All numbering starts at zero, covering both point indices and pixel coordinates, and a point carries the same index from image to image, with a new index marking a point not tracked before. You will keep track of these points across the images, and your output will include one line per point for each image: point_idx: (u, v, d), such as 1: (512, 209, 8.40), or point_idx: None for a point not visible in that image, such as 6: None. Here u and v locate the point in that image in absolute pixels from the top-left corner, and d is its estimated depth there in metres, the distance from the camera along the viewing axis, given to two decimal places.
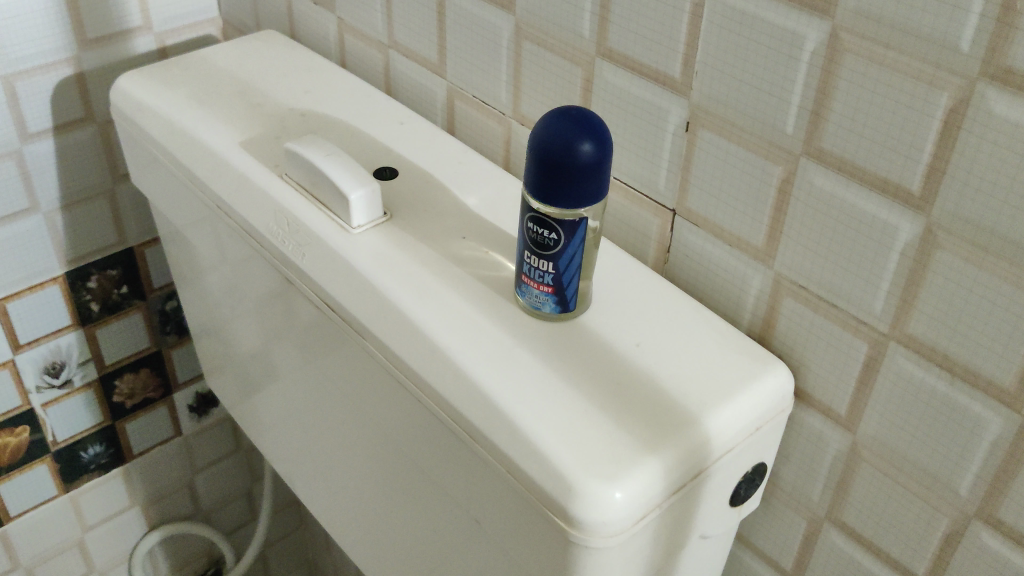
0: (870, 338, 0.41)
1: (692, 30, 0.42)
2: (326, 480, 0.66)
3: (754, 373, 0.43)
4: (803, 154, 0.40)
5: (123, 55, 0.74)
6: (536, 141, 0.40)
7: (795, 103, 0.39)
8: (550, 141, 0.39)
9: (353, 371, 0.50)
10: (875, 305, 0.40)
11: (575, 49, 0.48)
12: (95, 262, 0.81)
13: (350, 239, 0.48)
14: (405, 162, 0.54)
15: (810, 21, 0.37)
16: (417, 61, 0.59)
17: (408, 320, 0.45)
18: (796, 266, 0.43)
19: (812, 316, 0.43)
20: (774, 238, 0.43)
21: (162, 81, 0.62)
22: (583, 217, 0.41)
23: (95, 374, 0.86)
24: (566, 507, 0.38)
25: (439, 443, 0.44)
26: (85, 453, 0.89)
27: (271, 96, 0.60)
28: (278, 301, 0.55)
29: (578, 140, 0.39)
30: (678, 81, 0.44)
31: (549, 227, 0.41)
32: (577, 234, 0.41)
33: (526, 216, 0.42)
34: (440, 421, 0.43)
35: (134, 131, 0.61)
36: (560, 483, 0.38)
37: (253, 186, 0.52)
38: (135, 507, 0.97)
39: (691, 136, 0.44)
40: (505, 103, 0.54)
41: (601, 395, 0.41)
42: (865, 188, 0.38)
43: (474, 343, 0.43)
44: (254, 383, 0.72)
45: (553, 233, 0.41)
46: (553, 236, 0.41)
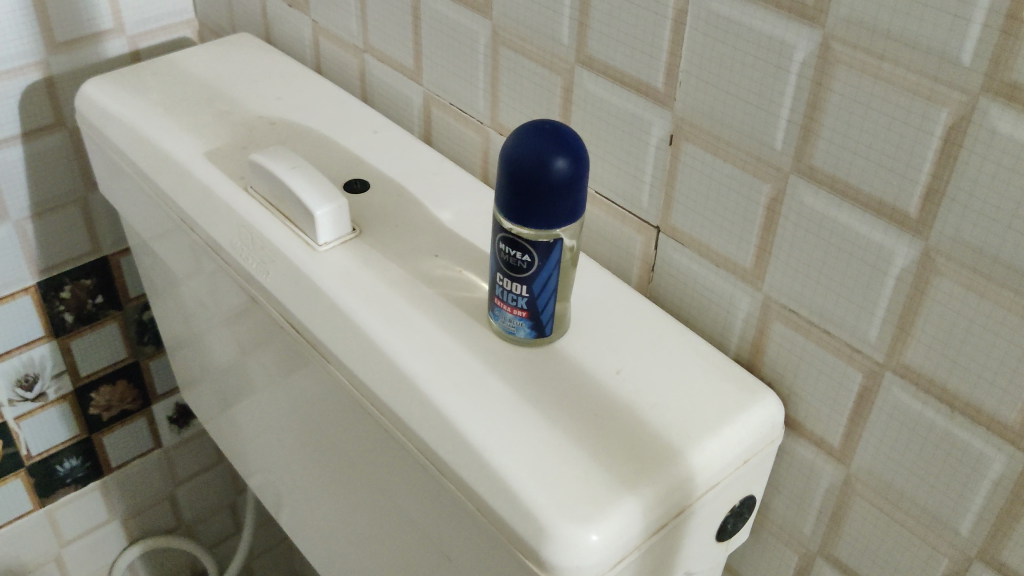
0: (865, 367, 0.39)
1: (674, 38, 0.39)
2: (301, 502, 0.64)
3: (741, 403, 0.41)
4: (792, 172, 0.37)
5: (94, 58, 0.71)
6: (506, 156, 0.37)
7: (783, 117, 0.36)
8: (522, 157, 0.36)
9: (321, 395, 0.47)
10: (869, 333, 0.38)
11: (554, 56, 0.45)
12: (68, 271, 0.78)
13: (316, 257, 0.46)
14: (377, 174, 0.51)
15: (799, 30, 0.34)
16: (393, 67, 0.56)
17: (375, 345, 0.42)
18: (786, 289, 0.40)
19: (803, 342, 0.41)
20: (762, 259, 0.40)
21: (128, 87, 0.59)
22: (558, 238, 0.38)
23: (70, 386, 0.84)
24: (538, 551, 0.35)
25: (408, 474, 0.42)
26: (61, 467, 0.87)
27: (240, 103, 0.57)
28: (245, 319, 0.53)
29: (551, 156, 0.36)
30: (661, 92, 0.41)
31: (522, 248, 0.39)
32: (552, 256, 0.39)
33: (498, 236, 0.39)
34: (408, 453, 0.41)
35: (98, 139, 0.58)
36: (533, 525, 0.35)
37: (216, 200, 0.50)
38: (114, 521, 0.95)
39: (675, 150, 0.42)
40: (483, 112, 0.51)
41: (578, 428, 0.39)
42: (858, 209, 0.36)
43: (444, 371, 0.41)
44: (227, 400, 0.69)
45: (527, 254, 0.39)
46: (526, 257, 0.39)
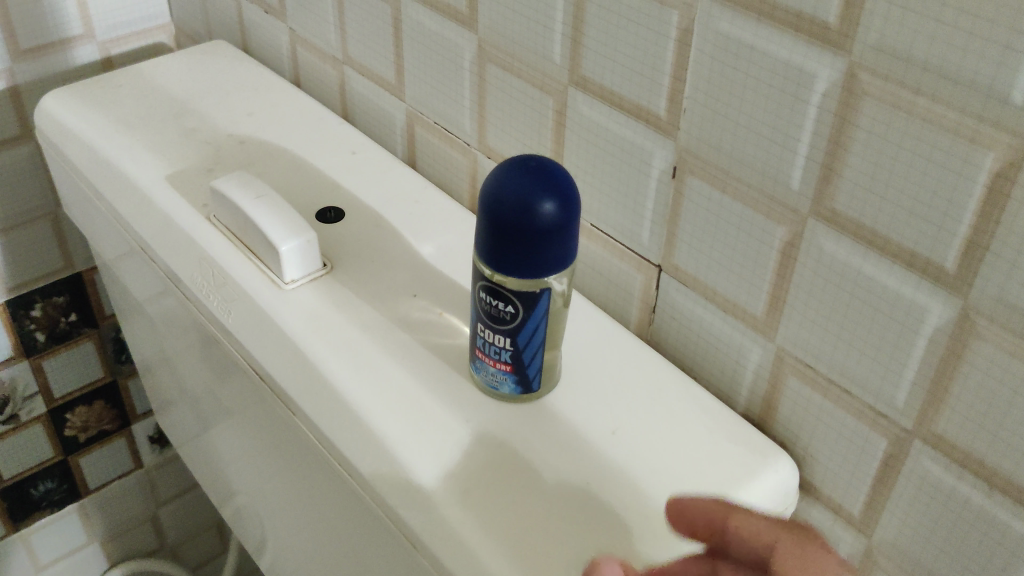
0: (890, 433, 0.34)
1: (678, 60, 0.35)
2: (276, 545, 0.59)
3: (751, 468, 0.36)
4: (811, 214, 0.33)
5: (63, 65, 0.67)
6: (485, 198, 0.32)
7: (801, 154, 0.32)
8: (501, 200, 0.31)
9: (289, 447, 0.43)
10: (896, 397, 0.33)
11: (545, 76, 0.41)
12: (39, 289, 0.74)
13: (281, 296, 0.42)
14: (353, 200, 0.47)
15: (821, 57, 0.30)
16: (374, 80, 0.52)
17: (344, 400, 0.38)
18: (802, 342, 0.36)
19: (821, 401, 0.36)
20: (775, 309, 0.36)
21: (90, 100, 0.55)
22: (546, 287, 0.34)
23: (44, 408, 0.80)
24: None
25: (380, 545, 0.38)
26: (36, 490, 0.83)
27: (209, 120, 0.53)
28: (211, 355, 0.48)
29: (536, 201, 0.31)
30: (663, 119, 0.37)
31: (505, 299, 0.34)
32: (539, 307, 0.34)
33: (478, 284, 0.35)
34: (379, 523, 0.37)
35: (56, 157, 0.54)
36: None
37: (177, 230, 0.46)
38: (94, 544, 0.91)
39: (678, 183, 0.37)
40: (469, 133, 0.47)
41: (567, 500, 0.34)
42: (886, 260, 0.31)
43: (420, 433, 0.37)
44: (201, 431, 0.65)
45: (510, 305, 0.34)
46: (510, 308, 0.35)
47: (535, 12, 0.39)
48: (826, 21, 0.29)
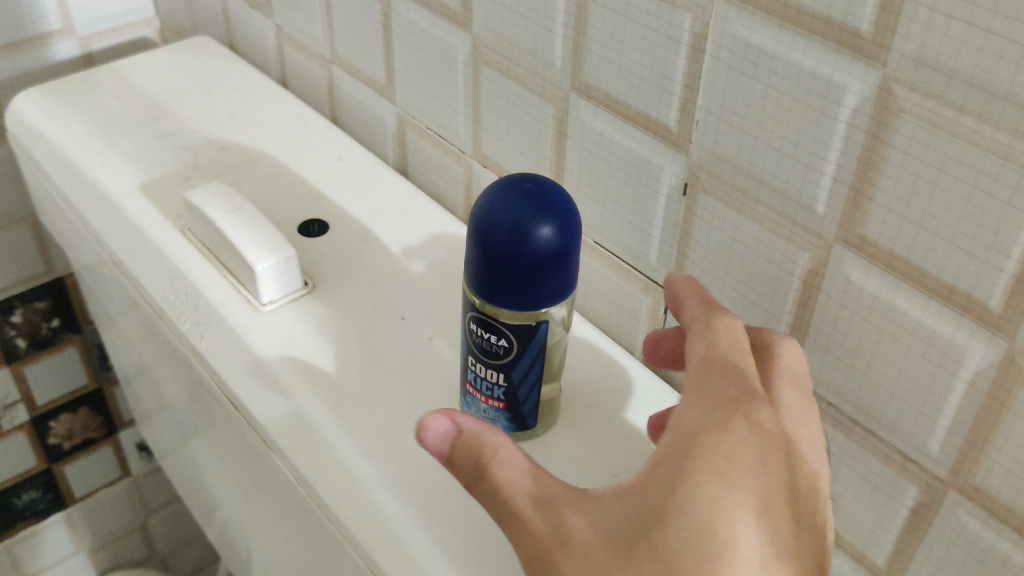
0: (921, 482, 0.31)
1: (691, 68, 0.31)
2: (262, 570, 0.56)
3: None
4: (836, 241, 0.30)
5: (41, 62, 0.63)
6: (475, 221, 0.29)
7: (827, 175, 0.29)
8: (493, 224, 0.28)
9: (268, 480, 0.40)
10: (928, 443, 0.30)
11: (545, 81, 0.38)
12: (19, 294, 0.71)
13: (259, 319, 0.39)
14: (338, 212, 0.44)
15: (852, 68, 0.27)
16: (364, 82, 0.48)
17: (323, 438, 0.35)
18: (824, 379, 0.32)
19: (844, 443, 0.33)
20: (795, 341, 0.33)
21: (63, 101, 0.52)
22: (544, 319, 0.31)
23: (27, 416, 0.77)
24: None
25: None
26: (19, 500, 0.80)
27: (189, 123, 0.50)
28: (188, 376, 0.45)
29: (531, 226, 0.28)
30: (673, 132, 0.33)
31: (498, 331, 0.31)
32: (534, 341, 0.31)
33: (468, 315, 0.32)
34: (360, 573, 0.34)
35: (27, 162, 0.51)
36: None
37: (150, 244, 0.42)
38: (81, 553, 0.88)
39: (690, 202, 0.34)
40: (464, 140, 0.44)
41: None
42: (921, 294, 0.28)
43: (406, 476, 0.33)
44: (184, 447, 0.62)
45: (503, 339, 0.31)
46: (503, 342, 0.31)
47: (533, 13, 0.36)
48: (858, 29, 0.26)
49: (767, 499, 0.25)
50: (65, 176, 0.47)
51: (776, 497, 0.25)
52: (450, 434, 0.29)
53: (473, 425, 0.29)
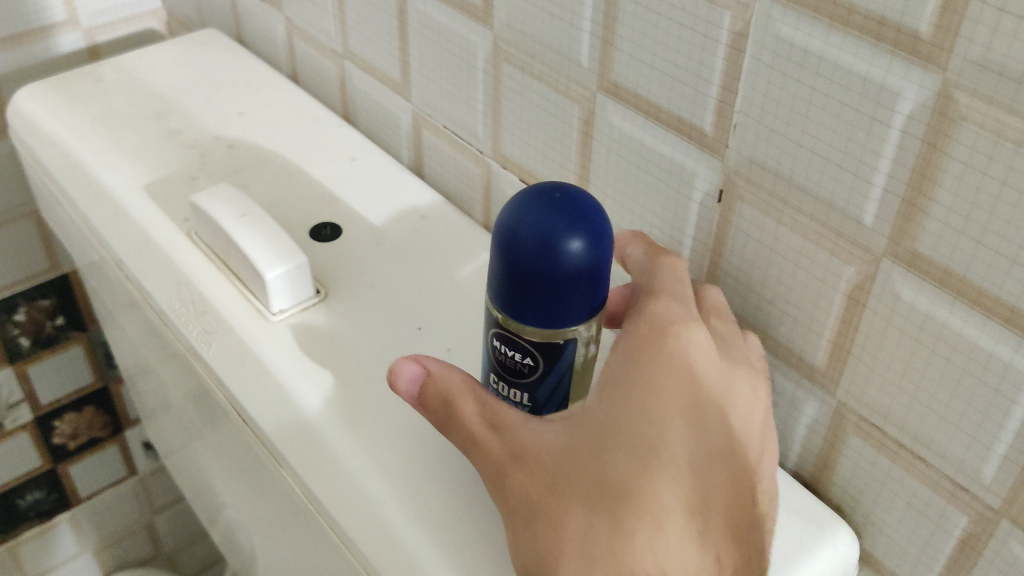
0: (971, 510, 0.29)
1: (729, 68, 0.29)
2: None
3: (805, 544, 0.31)
4: (886, 255, 0.28)
5: (45, 55, 0.62)
6: (500, 231, 0.27)
7: (877, 185, 0.27)
8: (519, 235, 0.26)
9: (278, 496, 0.38)
10: (981, 470, 0.28)
11: (570, 80, 0.36)
12: (22, 291, 0.69)
13: (268, 328, 0.37)
14: (351, 215, 0.42)
15: (908, 72, 0.25)
16: (377, 78, 0.47)
17: (336, 457, 0.33)
18: (867, 399, 0.31)
19: (888, 466, 0.31)
20: (837, 358, 0.31)
21: (66, 97, 0.50)
22: (572, 339, 0.29)
23: (30, 416, 0.75)
24: None
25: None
26: (23, 501, 0.79)
27: (195, 119, 0.48)
28: (194, 384, 0.44)
29: (560, 239, 0.26)
30: (708, 136, 0.31)
31: (522, 350, 0.30)
32: (561, 360, 0.30)
33: (490, 330, 0.30)
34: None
35: (27, 159, 0.49)
36: None
37: (155, 248, 0.41)
38: (86, 553, 0.86)
39: (725, 209, 0.32)
40: (483, 139, 0.42)
41: None
42: (979, 314, 0.26)
43: (422, 497, 0.32)
44: (190, 450, 0.60)
45: (528, 356, 0.30)
46: (527, 360, 0.30)
47: (558, 8, 0.34)
48: (916, 29, 0.24)
49: (703, 406, 0.28)
50: (67, 175, 0.45)
51: (710, 406, 0.28)
52: (418, 377, 0.30)
53: (441, 367, 0.30)
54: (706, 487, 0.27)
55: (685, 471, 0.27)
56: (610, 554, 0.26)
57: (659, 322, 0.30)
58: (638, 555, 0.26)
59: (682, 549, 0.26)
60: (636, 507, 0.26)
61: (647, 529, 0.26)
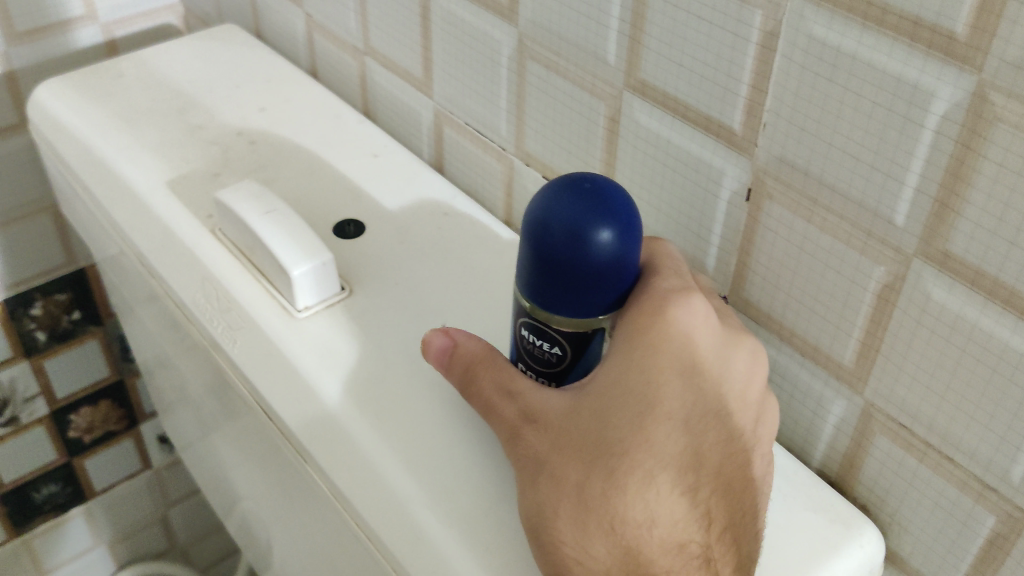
0: (1000, 510, 0.29)
1: (760, 68, 0.29)
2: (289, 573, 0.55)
3: (832, 544, 0.31)
4: (917, 255, 0.28)
5: (63, 50, 0.62)
6: (529, 222, 0.27)
7: (909, 185, 0.27)
8: (549, 226, 0.27)
9: (302, 492, 0.38)
10: (1010, 471, 0.28)
11: (596, 78, 0.36)
12: (39, 286, 0.70)
13: (294, 324, 0.37)
14: (375, 211, 0.42)
15: (942, 72, 0.25)
16: (399, 74, 0.47)
17: (363, 454, 0.33)
18: (895, 399, 0.31)
19: (915, 465, 0.31)
20: (865, 358, 0.31)
21: (87, 92, 0.50)
22: (602, 327, 0.29)
23: (46, 409, 0.75)
24: None
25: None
26: (39, 493, 0.79)
27: (217, 115, 0.48)
28: (217, 380, 0.44)
29: (590, 229, 0.26)
30: (737, 135, 0.31)
31: (550, 339, 0.30)
32: (590, 349, 0.30)
33: (519, 321, 0.30)
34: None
35: (49, 155, 0.49)
36: None
37: (179, 244, 0.41)
38: (101, 546, 0.87)
39: (753, 208, 0.32)
40: (506, 136, 0.42)
41: None
42: (1012, 315, 0.26)
43: (451, 495, 0.32)
44: (209, 445, 0.60)
45: (556, 346, 0.30)
46: (556, 350, 0.30)
47: (586, 7, 0.34)
48: (952, 30, 0.24)
49: (698, 367, 0.28)
50: (89, 170, 0.45)
51: (706, 366, 0.29)
52: (447, 348, 0.32)
53: (469, 343, 0.32)
54: (698, 442, 0.28)
55: (678, 429, 0.28)
56: (601, 507, 0.27)
57: (658, 293, 0.29)
58: (628, 508, 0.27)
59: (674, 507, 0.27)
60: (626, 464, 0.27)
61: (636, 483, 0.27)
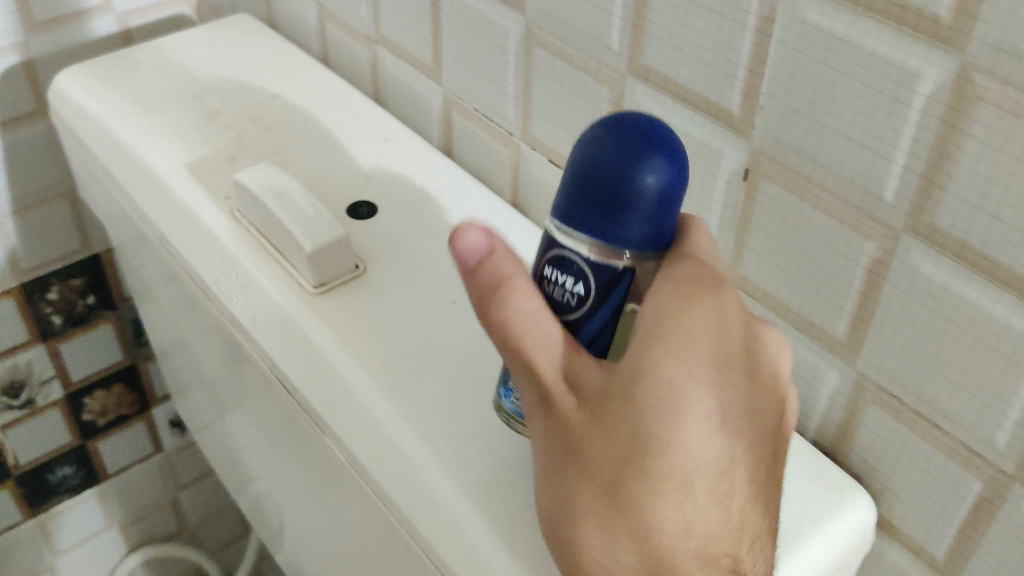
0: (985, 475, 0.31)
1: (756, 52, 0.31)
2: (300, 549, 0.56)
3: (827, 508, 0.33)
4: (905, 230, 0.29)
5: (80, 40, 0.64)
6: (579, 156, 0.27)
7: (898, 162, 0.28)
8: (596, 163, 0.26)
9: (316, 462, 0.40)
10: (994, 437, 0.30)
11: (600, 63, 0.37)
12: (55, 270, 0.71)
13: (309, 300, 0.39)
14: (386, 194, 0.44)
15: (928, 55, 0.26)
16: (409, 62, 0.48)
17: (376, 424, 0.35)
18: (886, 369, 0.32)
19: (905, 433, 0.33)
20: (858, 330, 0.32)
21: (106, 79, 0.51)
22: (628, 268, 0.28)
23: (61, 392, 0.77)
24: None
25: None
26: (53, 475, 0.81)
27: (232, 102, 0.50)
28: (233, 358, 0.45)
29: (637, 171, 0.26)
30: (736, 117, 0.33)
31: (574, 276, 0.28)
32: (612, 296, 0.28)
33: (544, 257, 0.29)
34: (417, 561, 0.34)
35: (69, 140, 0.51)
36: None
37: (198, 225, 0.42)
38: (112, 528, 0.88)
39: (750, 188, 0.34)
40: (513, 121, 0.43)
41: None
42: (996, 286, 0.28)
43: (462, 462, 0.33)
44: (223, 424, 0.62)
45: (579, 285, 0.28)
46: (577, 290, 0.28)
47: None
48: (937, 14, 0.25)
49: (733, 368, 0.27)
50: (109, 154, 0.47)
51: (738, 365, 0.28)
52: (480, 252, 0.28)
53: (506, 254, 0.28)
54: (733, 448, 0.27)
55: (714, 431, 0.27)
56: (637, 517, 0.26)
57: (694, 275, 0.28)
58: (662, 518, 0.26)
59: (707, 515, 0.27)
60: (667, 470, 0.26)
61: (672, 495, 0.26)
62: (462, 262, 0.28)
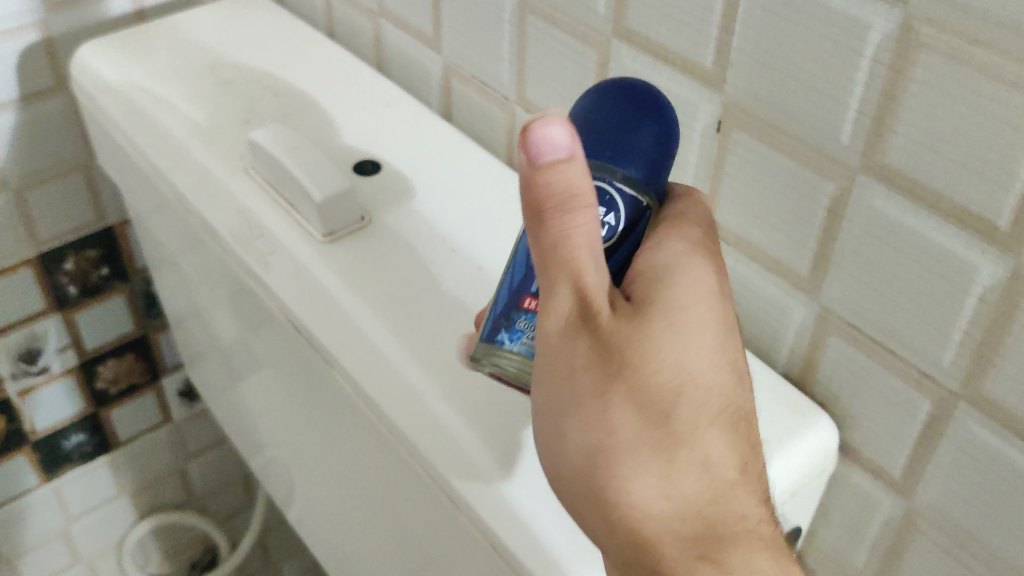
0: (934, 395, 0.34)
1: (727, 11, 0.34)
2: (306, 499, 0.59)
3: (792, 429, 0.36)
4: (860, 170, 0.32)
5: (96, 18, 0.67)
6: (583, 113, 0.31)
7: (853, 107, 0.31)
8: (600, 113, 0.31)
9: (325, 398, 0.43)
10: (942, 358, 0.33)
11: (587, 27, 0.40)
12: (71, 242, 0.74)
13: (320, 248, 0.42)
14: (390, 153, 0.47)
15: (876, 7, 0.29)
16: (411, 33, 0.51)
17: (382, 356, 0.38)
18: (846, 301, 0.35)
19: (863, 361, 0.36)
20: (821, 266, 0.35)
21: (124, 51, 0.54)
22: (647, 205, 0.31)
23: (75, 360, 0.80)
24: None
25: (425, 502, 0.38)
26: (67, 441, 0.84)
27: (244, 71, 0.53)
28: (245, 308, 0.48)
29: (640, 124, 0.30)
30: (710, 72, 0.36)
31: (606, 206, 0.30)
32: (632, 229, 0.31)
33: None
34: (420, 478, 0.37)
35: (89, 109, 0.54)
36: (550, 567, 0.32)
37: (214, 182, 0.45)
38: (124, 495, 0.91)
39: (723, 138, 0.37)
40: (508, 86, 0.46)
41: None
42: (940, 217, 0.31)
43: (461, 389, 0.37)
44: (233, 382, 0.65)
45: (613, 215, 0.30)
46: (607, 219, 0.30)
47: None
48: None
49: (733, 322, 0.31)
50: (129, 119, 0.50)
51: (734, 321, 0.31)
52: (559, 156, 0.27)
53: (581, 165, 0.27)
54: (743, 393, 0.31)
55: (733, 376, 0.30)
56: (686, 447, 0.29)
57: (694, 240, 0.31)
58: (711, 449, 0.29)
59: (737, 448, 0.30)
60: (714, 406, 0.29)
61: (718, 429, 0.29)
62: (537, 156, 0.27)
